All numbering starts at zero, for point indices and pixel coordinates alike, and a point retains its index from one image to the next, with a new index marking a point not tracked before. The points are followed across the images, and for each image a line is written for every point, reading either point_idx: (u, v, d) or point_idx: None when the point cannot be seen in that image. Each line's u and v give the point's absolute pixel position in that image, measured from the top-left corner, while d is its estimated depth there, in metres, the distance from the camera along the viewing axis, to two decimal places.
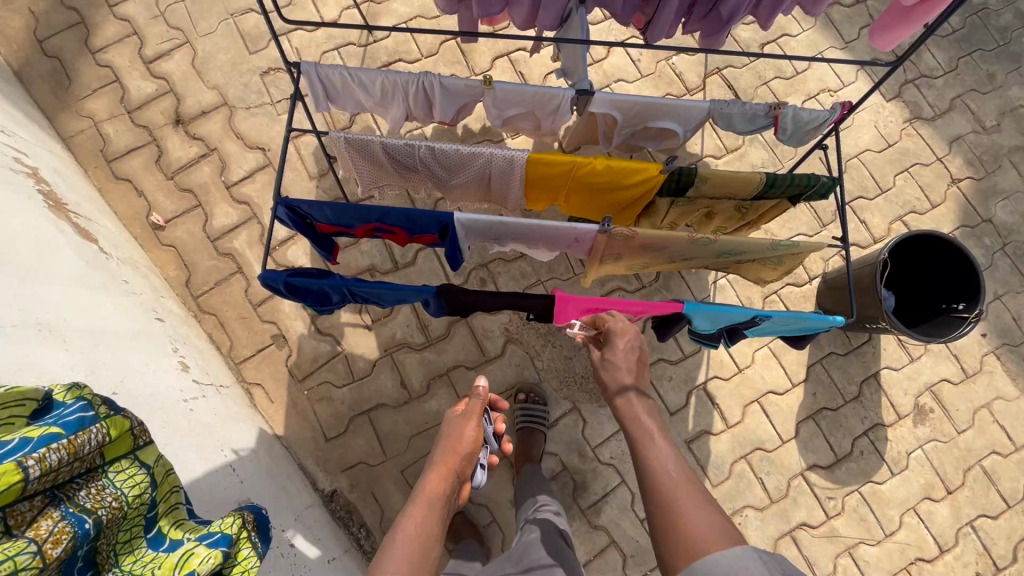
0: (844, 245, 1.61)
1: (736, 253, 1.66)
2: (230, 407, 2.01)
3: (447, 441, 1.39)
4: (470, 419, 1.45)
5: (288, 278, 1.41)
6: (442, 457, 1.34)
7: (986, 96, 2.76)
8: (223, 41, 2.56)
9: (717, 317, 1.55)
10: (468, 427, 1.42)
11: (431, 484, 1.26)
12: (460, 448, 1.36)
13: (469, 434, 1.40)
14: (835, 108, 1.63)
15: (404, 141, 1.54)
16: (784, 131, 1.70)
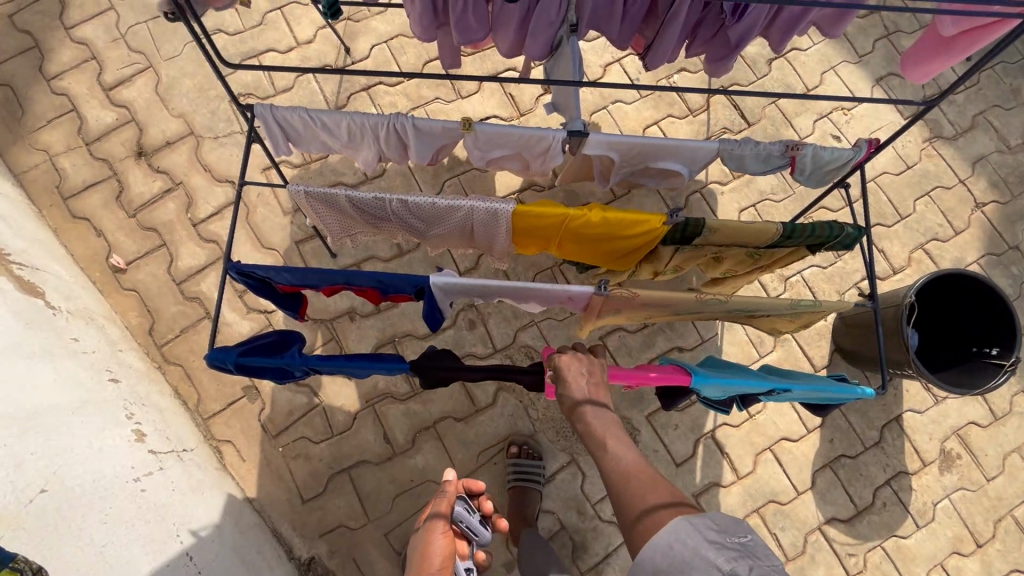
0: (872, 304, 1.44)
1: (752, 310, 1.48)
2: (193, 474, 1.82)
3: (414, 568, 1.30)
4: (438, 530, 1.36)
5: (238, 358, 1.24)
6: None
7: (1010, 112, 2.57)
8: (189, 66, 2.37)
9: (731, 388, 1.38)
10: (435, 545, 1.33)
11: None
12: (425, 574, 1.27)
13: (437, 551, 1.32)
14: (860, 146, 1.45)
15: (372, 194, 1.36)
16: (801, 172, 1.52)
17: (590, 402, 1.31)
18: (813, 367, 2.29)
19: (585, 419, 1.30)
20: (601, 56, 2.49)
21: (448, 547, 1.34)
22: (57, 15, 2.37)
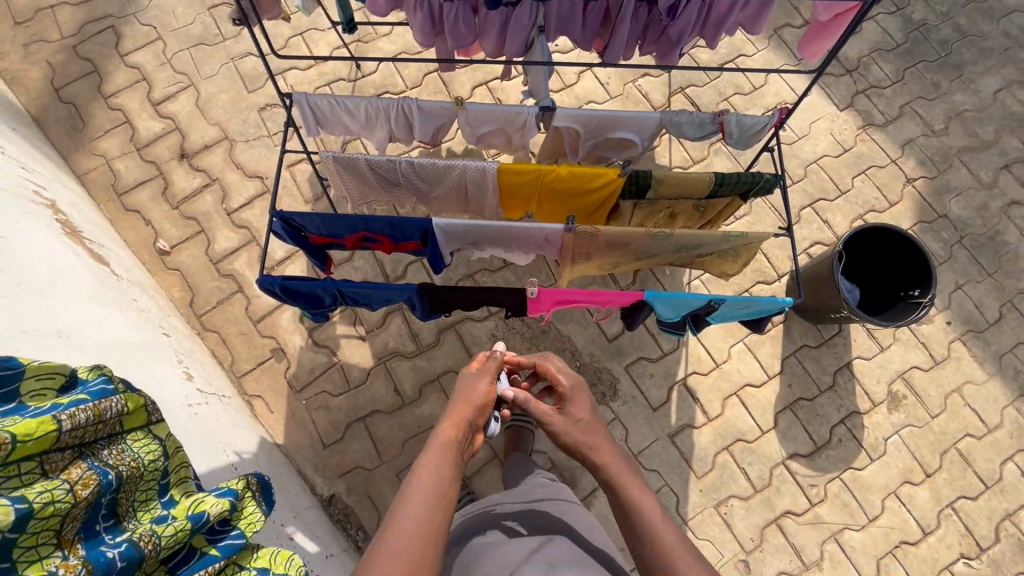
0: (790, 234, 1.75)
1: (695, 245, 1.80)
2: (232, 414, 2.12)
3: (460, 396, 1.38)
4: (477, 384, 1.43)
5: (282, 282, 1.56)
6: (454, 407, 1.33)
7: (932, 103, 2.96)
8: (224, 83, 2.79)
9: (677, 304, 1.69)
10: (477, 393, 1.39)
11: (453, 422, 1.27)
12: (471, 399, 1.36)
13: (477, 395, 1.38)
14: (774, 113, 1.81)
15: (386, 158, 1.72)
16: (731, 137, 1.87)
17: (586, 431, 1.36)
18: (771, 322, 2.60)
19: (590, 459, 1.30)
20: (575, 66, 2.91)
21: (489, 394, 1.40)
22: (114, 45, 2.81)
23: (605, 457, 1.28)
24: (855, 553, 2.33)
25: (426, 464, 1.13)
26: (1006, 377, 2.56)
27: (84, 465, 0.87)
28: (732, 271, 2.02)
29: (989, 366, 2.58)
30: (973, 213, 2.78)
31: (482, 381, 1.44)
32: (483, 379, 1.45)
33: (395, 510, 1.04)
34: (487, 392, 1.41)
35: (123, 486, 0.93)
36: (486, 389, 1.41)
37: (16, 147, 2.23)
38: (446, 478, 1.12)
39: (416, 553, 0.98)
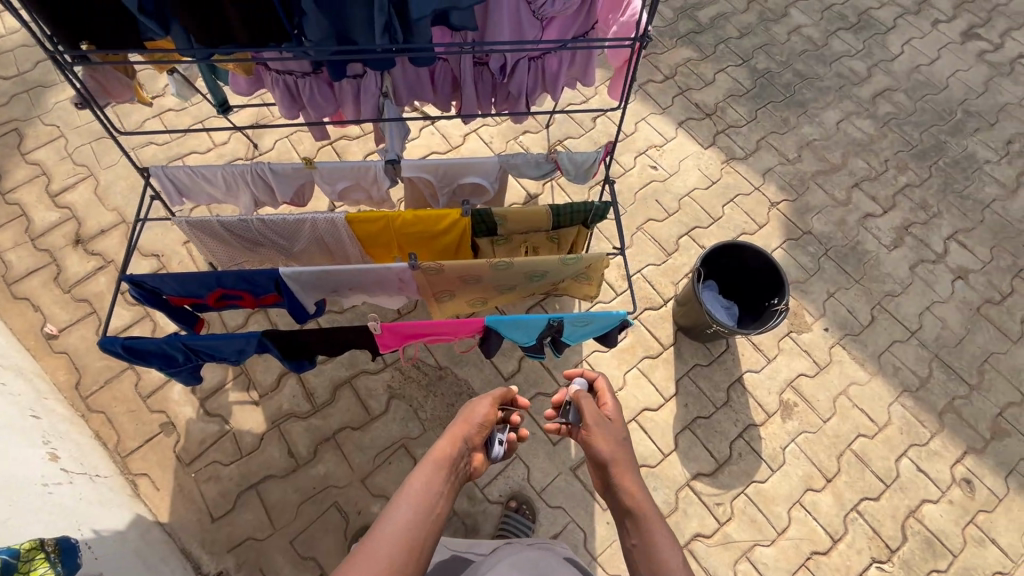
0: (623, 253, 1.89)
1: (543, 274, 1.91)
2: (103, 493, 2.04)
3: (464, 412, 1.43)
4: (478, 403, 1.45)
5: (125, 341, 1.59)
6: (454, 424, 1.38)
7: (785, 136, 3.30)
8: (124, 171, 2.92)
9: (522, 327, 1.77)
10: (477, 411, 1.43)
11: (453, 438, 1.32)
12: (471, 418, 1.40)
13: (477, 415, 1.41)
14: (600, 148, 2.00)
15: (238, 217, 1.82)
16: (569, 169, 2.05)
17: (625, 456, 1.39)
18: (661, 345, 2.69)
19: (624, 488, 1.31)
20: (460, 130, 3.17)
21: (492, 417, 1.44)
22: (16, 145, 2.95)
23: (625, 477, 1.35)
24: (769, 570, 2.29)
25: (419, 474, 1.18)
26: (887, 375, 2.68)
27: None
28: (594, 294, 2.13)
29: (870, 367, 2.70)
30: (834, 227, 3.03)
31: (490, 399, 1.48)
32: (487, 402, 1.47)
33: (392, 512, 1.10)
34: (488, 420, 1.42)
35: None
36: (488, 416, 1.42)
37: None
38: (437, 492, 1.17)
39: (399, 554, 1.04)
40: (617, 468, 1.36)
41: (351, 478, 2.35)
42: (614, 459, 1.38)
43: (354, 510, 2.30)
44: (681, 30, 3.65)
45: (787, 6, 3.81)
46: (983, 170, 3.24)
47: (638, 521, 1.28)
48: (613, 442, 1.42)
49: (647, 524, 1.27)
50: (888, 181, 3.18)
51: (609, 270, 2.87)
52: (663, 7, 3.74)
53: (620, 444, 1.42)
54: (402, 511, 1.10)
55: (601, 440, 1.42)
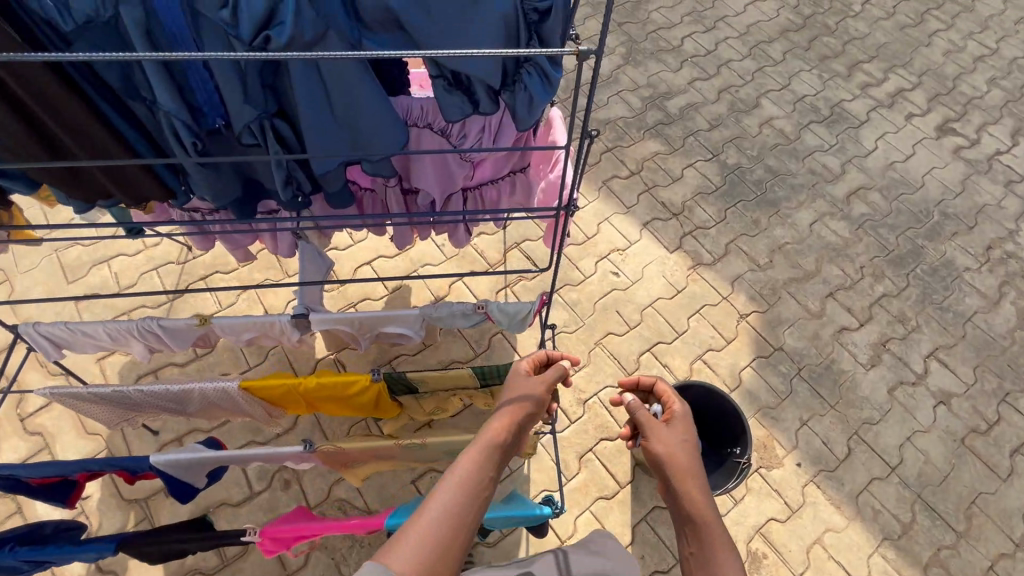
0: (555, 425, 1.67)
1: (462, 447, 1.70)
2: None
3: (512, 396, 1.33)
4: (525, 383, 1.37)
5: None
6: (506, 408, 1.28)
7: (755, 238, 3.13)
8: (43, 276, 2.71)
9: None
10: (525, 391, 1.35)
11: (503, 417, 1.25)
12: (524, 406, 1.28)
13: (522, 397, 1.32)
14: (532, 299, 1.80)
15: (114, 389, 1.59)
16: (497, 321, 1.85)
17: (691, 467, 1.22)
18: (617, 483, 2.44)
19: (684, 498, 1.15)
20: None
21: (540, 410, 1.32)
22: None
23: (690, 484, 1.18)
24: None
25: (464, 459, 1.12)
26: (866, 519, 2.43)
27: None
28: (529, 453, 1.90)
29: (848, 510, 2.45)
30: (807, 343, 2.83)
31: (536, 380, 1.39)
32: (536, 383, 1.37)
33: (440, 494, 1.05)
34: (535, 404, 1.33)
35: None
36: (537, 396, 1.34)
37: None
38: (483, 476, 1.11)
39: (444, 533, 0.99)
40: (675, 471, 1.20)
41: None
42: (669, 455, 1.24)
43: None
44: (649, 121, 3.53)
45: (759, 96, 3.71)
46: (962, 279, 3.08)
47: (694, 527, 1.12)
48: (672, 444, 1.26)
49: (706, 536, 1.09)
50: (864, 290, 3.01)
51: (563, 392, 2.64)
52: (631, 97, 3.63)
53: (680, 446, 1.26)
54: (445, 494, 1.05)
55: (660, 438, 1.27)
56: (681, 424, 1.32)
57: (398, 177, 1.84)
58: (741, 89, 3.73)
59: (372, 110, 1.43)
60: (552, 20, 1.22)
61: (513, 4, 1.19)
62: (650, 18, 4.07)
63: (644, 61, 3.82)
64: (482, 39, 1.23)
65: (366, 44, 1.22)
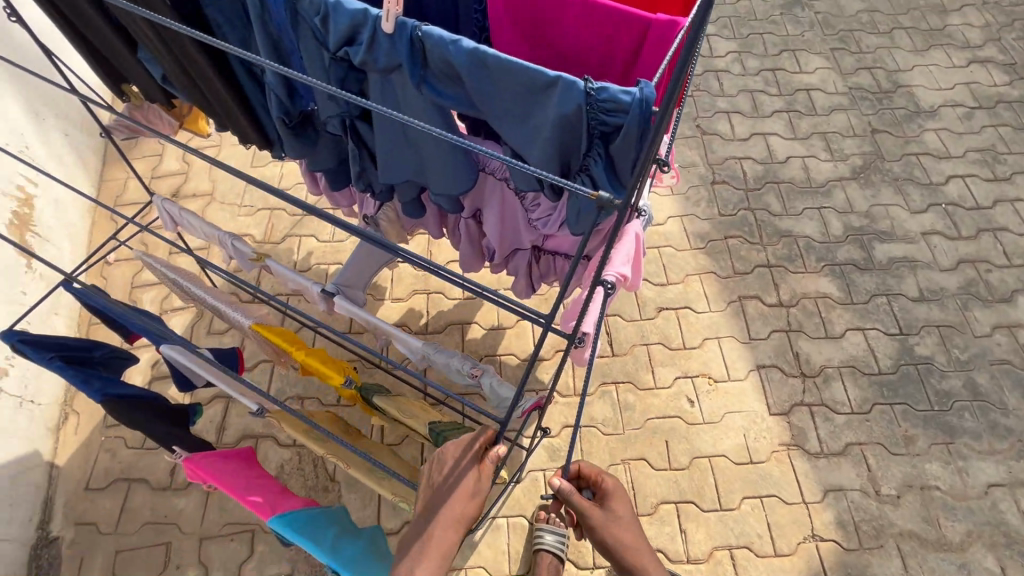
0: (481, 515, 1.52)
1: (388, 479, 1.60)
2: (21, 421, 2.34)
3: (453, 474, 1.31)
4: (466, 483, 1.30)
5: (14, 342, 1.69)
6: (449, 499, 1.27)
7: (893, 457, 2.40)
8: (238, 153, 3.29)
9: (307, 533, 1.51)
10: (471, 497, 1.29)
11: (444, 533, 1.24)
12: (469, 492, 1.29)
13: (468, 506, 1.28)
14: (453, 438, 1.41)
15: (179, 278, 1.89)
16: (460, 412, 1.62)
17: (630, 526, 1.50)
18: None
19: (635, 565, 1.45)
20: None
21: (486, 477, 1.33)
22: None
23: (631, 546, 1.46)
24: None
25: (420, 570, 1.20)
26: None
27: None
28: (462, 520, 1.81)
29: None
30: None
31: (478, 475, 1.32)
32: (472, 487, 1.30)
33: None
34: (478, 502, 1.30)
35: None
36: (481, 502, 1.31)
37: (45, 148, 2.83)
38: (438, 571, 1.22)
39: None
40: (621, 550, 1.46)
41: (195, 531, 2.35)
42: (626, 553, 1.45)
43: (174, 563, 2.30)
44: (839, 256, 2.87)
45: (1016, 291, 2.75)
46: None
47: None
48: (613, 521, 1.50)
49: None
50: None
51: None
52: (835, 219, 2.98)
53: (619, 524, 1.50)
54: None
55: (607, 522, 1.49)
56: (616, 497, 1.55)
57: (471, 213, 1.75)
58: (994, 271, 2.80)
59: (436, 144, 1.37)
60: (619, 140, 1.00)
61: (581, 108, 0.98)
62: (921, 137, 3.24)
63: (878, 184, 3.08)
64: (537, 133, 1.07)
65: (429, 93, 1.15)
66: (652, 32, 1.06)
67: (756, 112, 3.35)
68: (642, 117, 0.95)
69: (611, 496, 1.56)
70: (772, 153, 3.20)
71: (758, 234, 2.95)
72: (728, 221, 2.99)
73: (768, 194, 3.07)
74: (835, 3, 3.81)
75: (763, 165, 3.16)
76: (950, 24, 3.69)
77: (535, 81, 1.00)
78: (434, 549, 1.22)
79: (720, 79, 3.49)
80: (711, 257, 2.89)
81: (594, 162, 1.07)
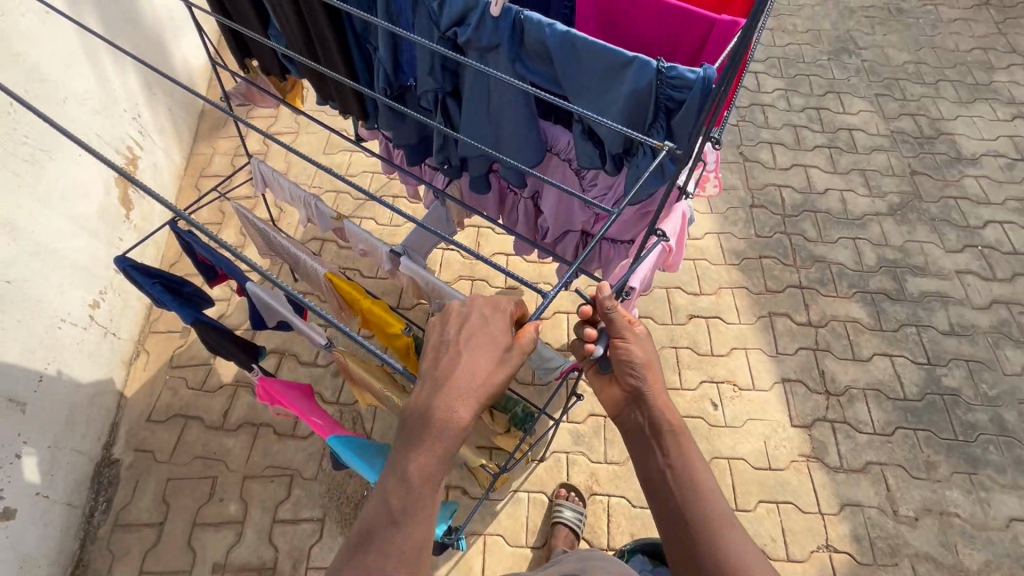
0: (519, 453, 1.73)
1: None
2: (103, 350, 2.59)
3: (472, 341, 1.02)
4: (485, 350, 1.01)
5: (127, 267, 1.92)
6: (461, 371, 0.98)
7: (914, 481, 2.43)
8: (313, 139, 3.61)
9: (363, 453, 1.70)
10: (492, 368, 1.00)
11: (450, 411, 0.96)
12: (492, 363, 1.00)
13: (489, 379, 0.99)
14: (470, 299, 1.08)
15: (269, 229, 2.12)
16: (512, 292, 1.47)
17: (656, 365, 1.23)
18: None
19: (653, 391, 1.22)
20: None
21: (516, 345, 1.04)
22: None
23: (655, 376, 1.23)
24: None
25: (422, 452, 0.95)
26: None
27: None
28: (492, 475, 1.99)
29: None
30: None
31: (504, 341, 1.03)
32: (495, 356, 1.01)
33: (402, 498, 0.94)
34: (504, 371, 1.01)
35: None
36: (508, 374, 1.01)
37: (152, 118, 3.18)
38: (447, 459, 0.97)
39: (415, 540, 0.92)
40: (646, 371, 1.22)
41: (239, 469, 2.53)
42: (648, 371, 1.22)
43: (218, 496, 2.48)
44: (871, 285, 2.96)
45: None
46: None
47: (674, 441, 1.20)
48: (646, 350, 1.23)
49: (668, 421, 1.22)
50: None
51: (583, 469, 2.48)
52: (869, 250, 3.08)
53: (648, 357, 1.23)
54: (405, 493, 0.95)
55: (638, 344, 1.22)
56: (649, 339, 1.25)
57: (531, 192, 1.94)
58: None
59: (515, 118, 1.57)
60: (682, 112, 1.19)
61: (650, 83, 1.18)
62: (961, 182, 3.33)
63: (914, 221, 3.18)
64: (610, 105, 1.27)
65: (521, 68, 1.38)
66: (716, 30, 1.25)
67: (798, 145, 3.51)
68: (704, 92, 1.14)
69: (645, 335, 1.25)
70: (811, 183, 3.34)
71: (793, 256, 3.07)
72: (764, 242, 3.12)
73: (805, 221, 3.19)
74: (883, 52, 3.98)
75: (801, 194, 3.30)
76: (996, 80, 3.81)
77: (614, 60, 1.20)
78: (439, 431, 0.96)
79: (765, 113, 3.67)
80: (745, 274, 3.01)
81: (656, 133, 1.26)
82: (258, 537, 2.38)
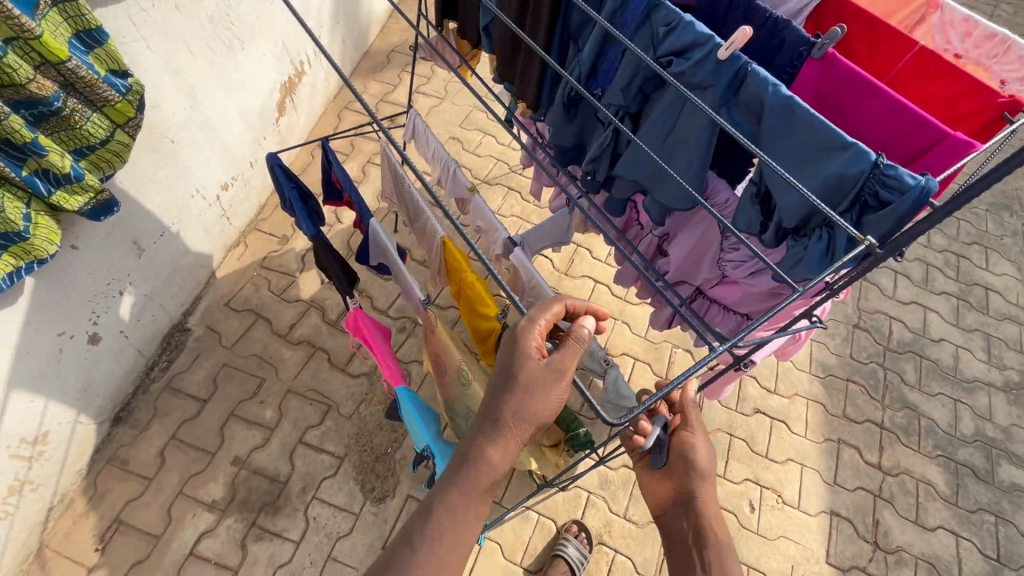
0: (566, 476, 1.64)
1: None
2: (216, 229, 2.78)
3: (514, 383, 1.19)
4: (526, 390, 1.19)
5: (275, 165, 2.05)
6: (506, 412, 1.19)
7: None
8: (453, 110, 3.75)
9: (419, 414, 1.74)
10: (532, 403, 1.19)
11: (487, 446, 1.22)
12: (532, 394, 1.19)
13: (528, 412, 1.20)
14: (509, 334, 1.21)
15: (404, 175, 2.20)
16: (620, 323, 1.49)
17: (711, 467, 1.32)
18: None
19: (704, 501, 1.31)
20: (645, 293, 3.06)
21: (553, 372, 1.20)
22: None
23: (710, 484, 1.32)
24: None
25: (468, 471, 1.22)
26: None
27: (71, 100, 1.60)
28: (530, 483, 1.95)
29: None
30: None
31: (542, 379, 1.19)
32: (536, 391, 1.19)
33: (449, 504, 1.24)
34: (541, 404, 1.20)
35: (65, 122, 1.63)
36: (548, 400, 1.21)
37: (327, 43, 3.41)
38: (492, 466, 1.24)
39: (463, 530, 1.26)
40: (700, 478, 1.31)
41: (286, 381, 2.64)
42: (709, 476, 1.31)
43: (260, 397, 2.59)
44: (959, 454, 2.73)
45: None
46: None
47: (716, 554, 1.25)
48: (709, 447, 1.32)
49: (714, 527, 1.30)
50: None
51: (601, 516, 2.41)
52: (968, 418, 2.84)
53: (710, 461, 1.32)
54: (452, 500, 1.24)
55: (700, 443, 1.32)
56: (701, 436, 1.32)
57: (662, 232, 1.94)
58: None
59: (691, 158, 1.55)
60: (882, 213, 1.16)
61: (862, 174, 1.15)
62: None
63: None
64: (807, 180, 1.24)
65: (724, 115, 1.37)
66: (945, 143, 1.21)
67: (924, 284, 3.30)
68: (918, 201, 1.10)
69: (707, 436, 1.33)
70: (926, 327, 3.13)
71: (883, 393, 2.88)
72: (856, 367, 2.95)
73: (907, 362, 2.99)
74: None
75: (913, 334, 3.10)
76: None
77: (829, 139, 1.17)
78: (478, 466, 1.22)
79: None
80: (827, 390, 2.85)
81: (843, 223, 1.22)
82: (281, 449, 2.47)
